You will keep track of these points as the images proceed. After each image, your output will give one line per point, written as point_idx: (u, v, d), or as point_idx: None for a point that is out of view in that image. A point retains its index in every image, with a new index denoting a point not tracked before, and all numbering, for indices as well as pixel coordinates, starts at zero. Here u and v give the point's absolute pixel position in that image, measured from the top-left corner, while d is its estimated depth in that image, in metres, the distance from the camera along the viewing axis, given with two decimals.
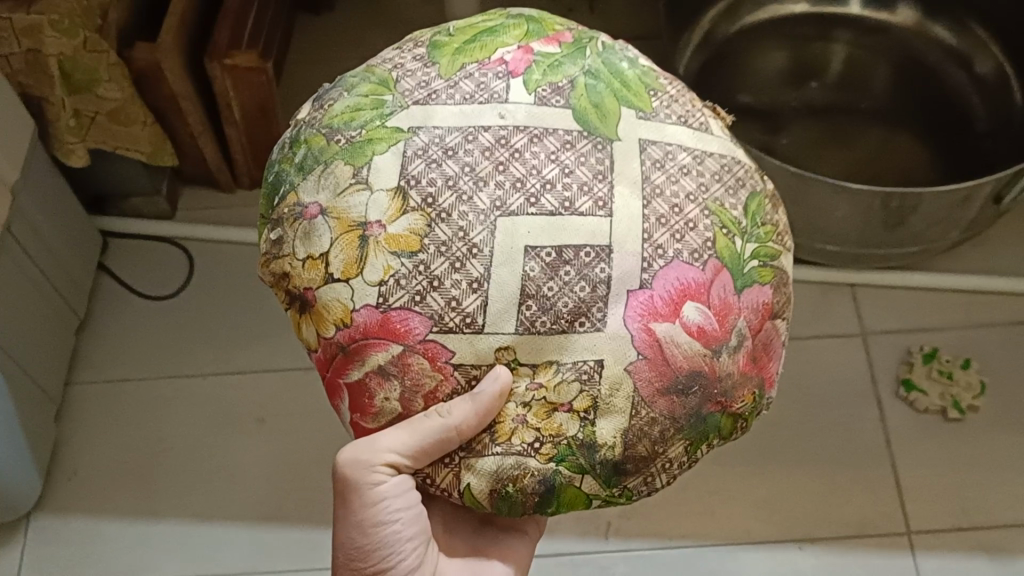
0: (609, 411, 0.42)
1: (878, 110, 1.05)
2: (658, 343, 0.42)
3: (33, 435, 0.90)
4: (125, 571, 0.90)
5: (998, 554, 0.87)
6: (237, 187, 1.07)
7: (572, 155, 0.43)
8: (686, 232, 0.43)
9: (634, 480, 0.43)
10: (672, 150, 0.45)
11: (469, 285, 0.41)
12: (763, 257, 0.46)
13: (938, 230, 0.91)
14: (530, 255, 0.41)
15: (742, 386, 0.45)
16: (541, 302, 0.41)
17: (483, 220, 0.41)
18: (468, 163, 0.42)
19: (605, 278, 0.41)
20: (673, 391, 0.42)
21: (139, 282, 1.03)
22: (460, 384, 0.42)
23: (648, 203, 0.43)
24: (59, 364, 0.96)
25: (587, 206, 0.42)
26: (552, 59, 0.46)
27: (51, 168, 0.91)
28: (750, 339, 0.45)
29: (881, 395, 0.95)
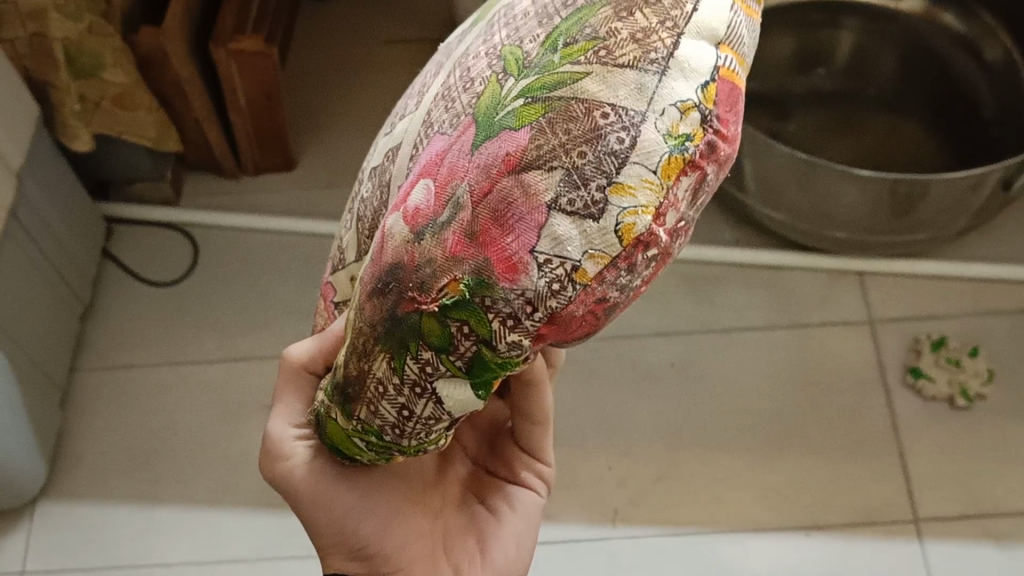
0: (349, 327, 0.33)
1: (885, 97, 1.05)
2: (384, 232, 0.30)
3: (38, 421, 0.89)
4: (130, 557, 0.90)
5: (1005, 543, 0.87)
6: (241, 173, 1.07)
7: (440, 60, 0.37)
8: (458, 93, 0.30)
9: (366, 410, 0.32)
10: (515, 4, 0.31)
11: (352, 224, 0.42)
12: (536, 89, 0.26)
13: (947, 217, 0.90)
14: (375, 177, 0.39)
15: (448, 275, 0.27)
16: (368, 224, 0.39)
17: (372, 162, 0.41)
18: (397, 109, 0.41)
19: (395, 182, 0.36)
20: (376, 293, 0.30)
21: (142, 268, 1.03)
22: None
23: (453, 75, 0.32)
24: (64, 350, 0.96)
25: (414, 109, 0.36)
26: None
27: (55, 153, 0.91)
28: (478, 210, 0.26)
29: (889, 383, 0.95)
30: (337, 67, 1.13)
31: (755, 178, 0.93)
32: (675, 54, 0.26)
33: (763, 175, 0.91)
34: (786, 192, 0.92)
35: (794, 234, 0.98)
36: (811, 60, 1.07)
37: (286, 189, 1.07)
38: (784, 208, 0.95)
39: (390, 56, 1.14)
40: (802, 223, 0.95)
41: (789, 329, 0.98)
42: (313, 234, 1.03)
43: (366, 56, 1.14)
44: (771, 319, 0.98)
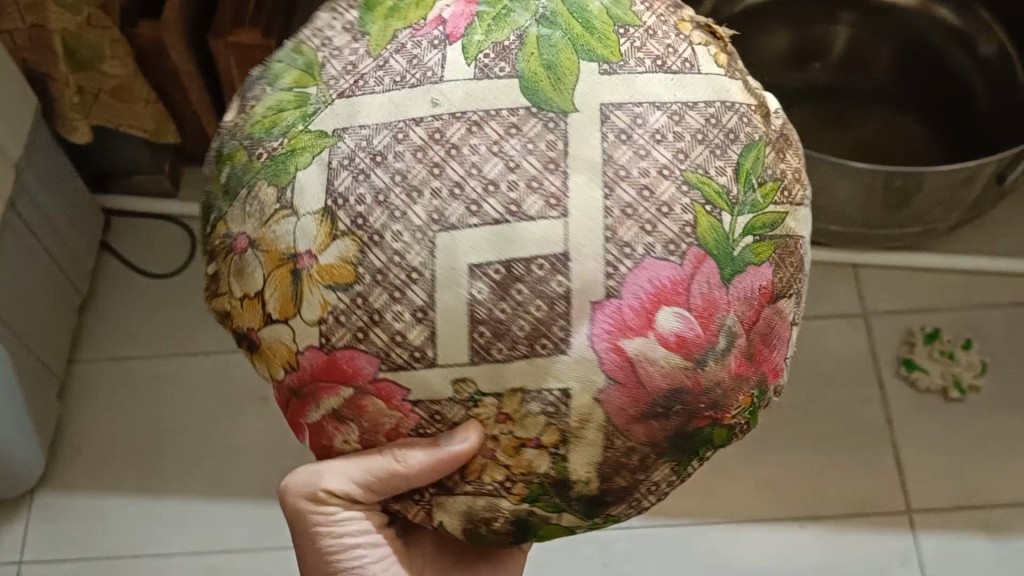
0: (579, 443, 0.41)
1: (880, 92, 1.06)
2: (629, 361, 0.41)
3: (38, 411, 0.90)
4: (128, 547, 0.90)
5: (998, 534, 0.88)
6: None
7: (516, 142, 0.42)
8: (657, 221, 0.41)
9: (618, 507, 0.44)
10: (641, 113, 0.43)
11: (413, 314, 0.41)
12: (760, 231, 0.43)
13: (941, 210, 0.91)
14: (475, 275, 0.40)
15: (735, 391, 0.43)
16: (494, 326, 0.40)
17: (419, 238, 0.41)
18: (400, 170, 0.42)
19: (562, 292, 0.40)
20: (651, 414, 0.42)
21: (141, 260, 1.03)
22: (421, 419, 0.42)
23: (610, 192, 0.41)
24: (63, 341, 0.96)
25: (535, 208, 0.41)
26: (497, 10, 0.45)
27: (55, 145, 0.91)
28: (744, 336, 0.43)
29: (883, 375, 0.95)
30: None
31: None
32: (802, 205, 0.46)
33: None
34: None
35: None
36: (806, 55, 1.08)
37: None
38: None
39: None
40: None
41: None
42: None
43: None
44: None
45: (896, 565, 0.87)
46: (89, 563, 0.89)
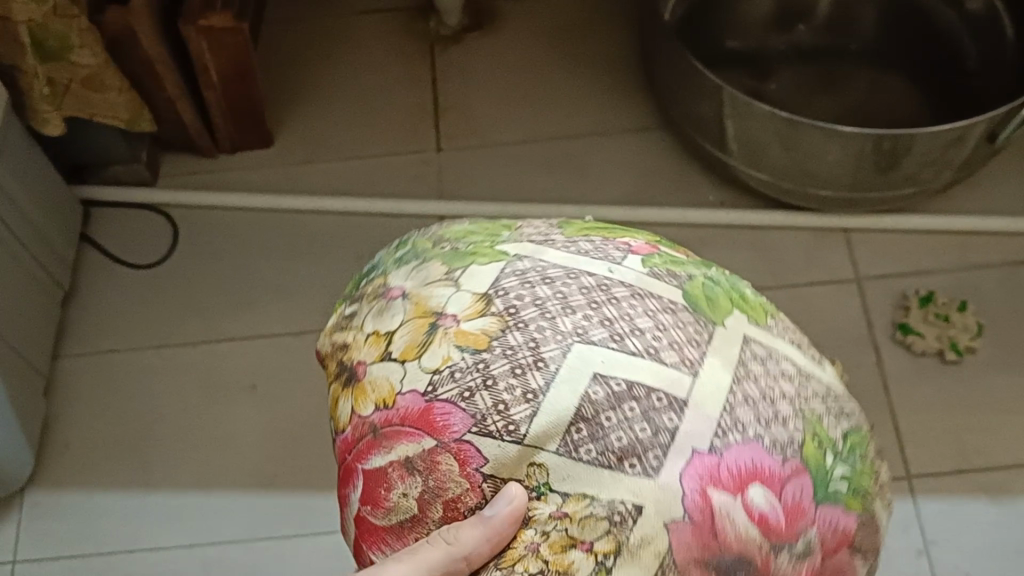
0: (630, 561, 0.39)
1: (865, 53, 1.04)
2: (710, 510, 0.40)
3: (23, 408, 0.89)
4: (121, 541, 0.89)
5: (998, 496, 0.87)
6: (218, 152, 1.05)
7: (669, 317, 0.44)
8: (526, 368, 0.41)
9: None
10: (770, 350, 0.45)
11: (524, 394, 0.41)
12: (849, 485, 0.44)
13: (932, 171, 0.90)
14: (596, 380, 0.41)
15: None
16: (594, 429, 0.40)
17: (560, 341, 0.42)
18: (580, 326, 0.42)
19: (671, 425, 0.41)
20: (711, 565, 0.40)
21: (122, 251, 1.02)
22: (485, 499, 0.41)
23: (736, 381, 0.43)
24: (46, 336, 0.95)
25: (670, 358, 0.42)
26: (675, 258, 0.48)
27: (28, 138, 0.90)
28: (815, 555, 0.42)
29: (877, 340, 0.94)
30: (313, 40, 1.12)
31: (738, 139, 0.92)
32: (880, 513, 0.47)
33: (745, 135, 0.91)
34: (769, 151, 0.91)
35: (779, 194, 0.97)
36: (792, 16, 1.06)
37: (264, 165, 1.05)
38: (768, 168, 0.93)
39: (364, 26, 1.13)
40: (786, 182, 0.94)
41: (778, 290, 0.97)
42: (296, 209, 1.02)
43: (342, 27, 1.13)
44: (757, 280, 0.97)
45: (896, 532, 0.86)
46: (83, 560, 0.89)
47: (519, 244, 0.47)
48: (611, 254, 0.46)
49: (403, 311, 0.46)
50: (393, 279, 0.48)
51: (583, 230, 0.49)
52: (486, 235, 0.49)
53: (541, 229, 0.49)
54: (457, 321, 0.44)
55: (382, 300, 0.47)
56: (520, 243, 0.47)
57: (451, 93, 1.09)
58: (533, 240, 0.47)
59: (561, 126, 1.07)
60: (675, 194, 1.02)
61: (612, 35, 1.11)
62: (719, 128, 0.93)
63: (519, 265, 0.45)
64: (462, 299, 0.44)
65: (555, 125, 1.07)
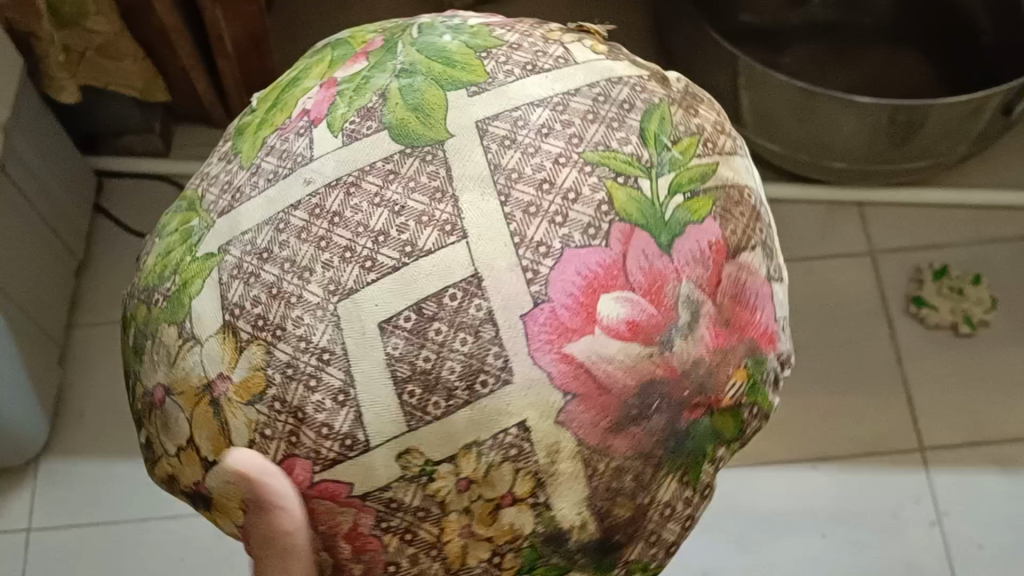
0: (557, 485, 0.37)
1: (879, 29, 1.04)
2: (582, 368, 0.37)
3: (38, 377, 0.89)
4: (136, 510, 0.90)
5: (1010, 467, 0.87)
6: (231, 122, 1.05)
7: (398, 185, 0.39)
8: (319, 373, 0.36)
9: (632, 550, 0.39)
10: (521, 113, 0.40)
11: (334, 399, 0.36)
12: (688, 187, 0.41)
13: (949, 143, 0.89)
14: (387, 332, 0.36)
15: (721, 372, 0.40)
16: (430, 376, 0.36)
17: (322, 317, 0.37)
18: (330, 278, 0.37)
19: (484, 313, 0.36)
20: (626, 424, 0.37)
21: (136, 222, 1.02)
22: (378, 512, 0.36)
23: (506, 198, 0.38)
24: (61, 306, 0.95)
25: (434, 237, 0.37)
26: (357, 79, 0.43)
27: (43, 107, 0.90)
28: (707, 299, 0.40)
29: (892, 313, 0.94)
30: (325, 13, 1.11)
31: (753, 111, 0.92)
32: (734, 154, 0.45)
33: (760, 107, 0.90)
34: (784, 123, 0.91)
35: (794, 166, 0.97)
36: None
37: None
38: (783, 140, 0.93)
39: None
40: (801, 154, 0.94)
41: (791, 263, 0.97)
42: None
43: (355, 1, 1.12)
44: None
45: (909, 503, 0.86)
46: (100, 527, 0.89)
47: (216, 229, 0.41)
48: (298, 149, 0.41)
49: (177, 409, 0.40)
50: (145, 379, 0.42)
51: (260, 121, 0.44)
52: (181, 242, 0.42)
53: (224, 170, 0.44)
54: (227, 382, 0.38)
55: (155, 412, 0.41)
56: (210, 233, 0.41)
57: None
58: (222, 210, 0.42)
59: None
60: None
61: (627, 11, 1.11)
62: (734, 100, 0.92)
63: (234, 261, 0.39)
64: (211, 352, 0.39)
65: None
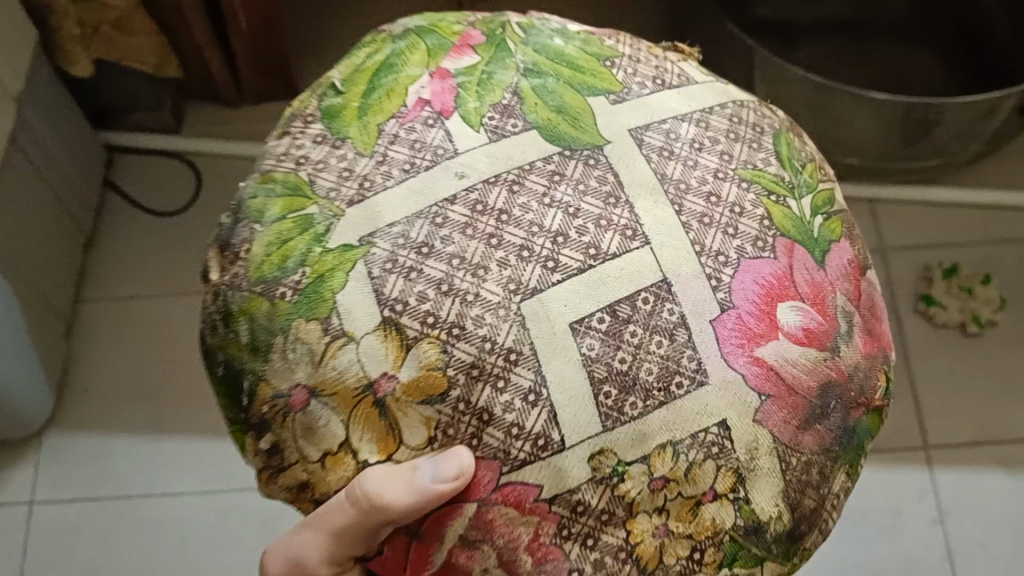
0: (756, 478, 0.39)
1: (895, 29, 1.04)
2: (772, 370, 0.40)
3: (44, 350, 0.89)
4: (138, 487, 0.90)
5: (1013, 468, 0.87)
6: (241, 102, 1.05)
7: (568, 189, 0.41)
8: (506, 374, 0.37)
9: (811, 537, 0.41)
10: (672, 126, 0.44)
11: (524, 399, 0.37)
12: (823, 209, 0.46)
13: (961, 143, 0.89)
14: (579, 334, 0.38)
15: (872, 375, 0.43)
16: (620, 377, 0.38)
17: (507, 317, 0.38)
18: (509, 276, 0.38)
19: (678, 315, 0.39)
20: (810, 419, 0.41)
21: (145, 199, 1.02)
22: (564, 518, 0.37)
23: (681, 207, 0.41)
24: (67, 280, 0.95)
25: (614, 244, 0.39)
26: (477, 73, 0.45)
27: (55, 79, 0.89)
28: (857, 312, 0.44)
29: (900, 310, 0.94)
30: None
31: None
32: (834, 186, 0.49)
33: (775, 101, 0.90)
34: (798, 118, 0.90)
35: None
36: None
37: None
38: None
39: None
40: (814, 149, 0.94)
41: None
42: None
43: None
44: None
45: (912, 501, 0.86)
46: (102, 503, 0.89)
47: (346, 222, 0.41)
48: (433, 141, 0.42)
49: (328, 411, 0.39)
50: (276, 380, 0.40)
51: (360, 105, 0.45)
52: (298, 231, 0.41)
53: (320, 151, 0.43)
54: (394, 377, 0.38)
55: (295, 416, 0.40)
56: (343, 225, 0.41)
57: None
58: (349, 202, 0.41)
59: None
60: None
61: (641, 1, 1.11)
62: None
63: (382, 258, 0.39)
64: (370, 349, 0.39)
65: None
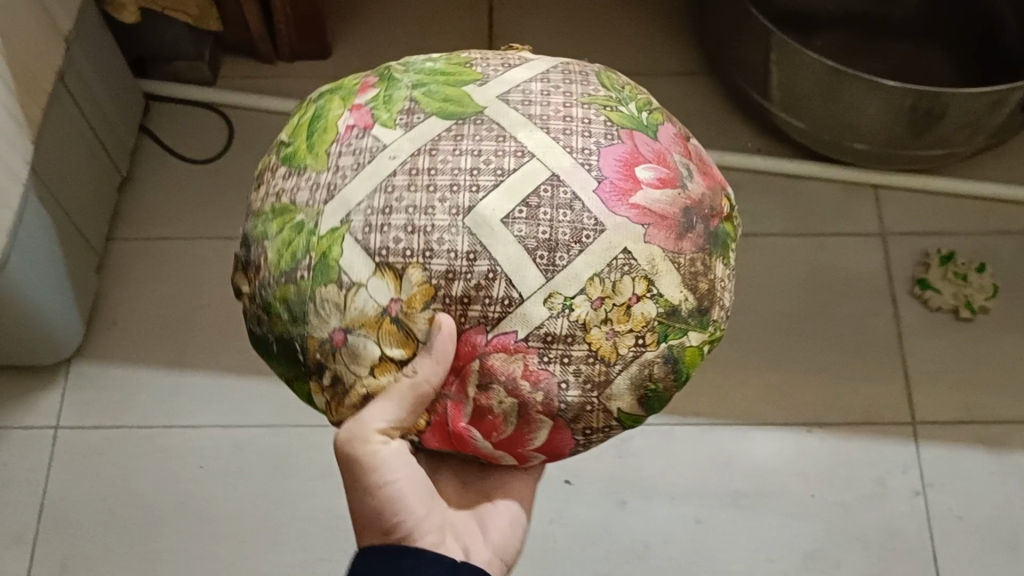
0: (662, 274, 0.42)
1: (911, 21, 1.07)
2: (646, 210, 0.42)
3: (77, 281, 0.93)
4: (159, 417, 0.94)
5: (995, 448, 0.91)
6: (277, 59, 1.09)
7: (468, 140, 0.42)
8: (472, 266, 0.40)
9: (714, 310, 0.45)
10: (524, 87, 0.44)
11: (488, 278, 0.40)
12: (645, 105, 0.47)
13: (966, 134, 0.93)
14: (510, 224, 0.40)
15: (717, 195, 0.46)
16: (550, 247, 0.40)
17: (457, 231, 0.40)
18: (451, 205, 0.40)
19: (573, 195, 0.41)
20: (685, 233, 0.43)
21: (180, 145, 1.06)
22: (540, 347, 0.40)
23: (548, 128, 0.42)
24: (103, 217, 0.99)
25: (513, 161, 0.41)
26: (381, 96, 0.45)
27: (100, 23, 0.93)
28: (691, 158, 0.46)
29: (897, 293, 0.98)
30: None
31: (781, 87, 0.96)
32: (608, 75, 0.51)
33: (789, 84, 0.94)
34: (810, 102, 0.94)
35: (815, 144, 1.01)
36: None
37: (320, 76, 1.09)
38: (807, 118, 0.97)
39: None
40: (824, 133, 0.98)
41: (803, 238, 1.01)
42: None
43: None
44: (785, 227, 1.01)
45: (896, 472, 0.90)
46: (123, 431, 0.93)
47: (327, 213, 0.42)
48: (368, 145, 0.43)
49: (363, 339, 0.41)
50: (316, 333, 0.42)
51: (308, 143, 0.45)
52: (295, 232, 0.42)
53: (289, 186, 0.44)
54: (400, 298, 0.40)
55: (340, 352, 0.41)
56: (325, 217, 0.42)
57: (506, 23, 1.12)
58: (325, 200, 0.42)
59: (608, 64, 1.10)
60: (713, 136, 1.06)
61: None
62: (764, 74, 0.96)
63: (360, 227, 0.41)
64: (376, 284, 0.40)
65: (602, 62, 1.10)
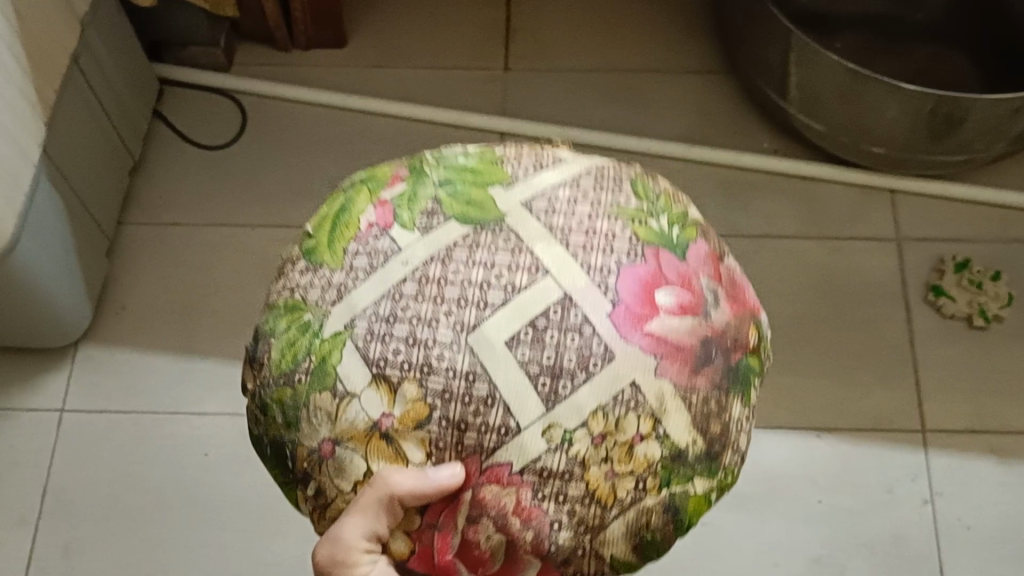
0: (668, 416, 0.48)
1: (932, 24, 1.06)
2: (660, 338, 0.48)
3: (87, 263, 0.93)
4: (165, 403, 0.94)
5: (1005, 457, 0.90)
6: (292, 46, 1.09)
7: (483, 253, 0.50)
8: (471, 385, 0.47)
9: (727, 456, 0.50)
10: (550, 196, 0.52)
11: (484, 403, 0.46)
12: (677, 220, 0.54)
13: (986, 141, 0.92)
14: (513, 346, 0.47)
15: (744, 325, 0.52)
16: (550, 368, 0.47)
17: (462, 347, 0.47)
18: (455, 321, 0.48)
19: (581, 319, 0.48)
20: (699, 366, 0.49)
21: (192, 132, 1.06)
22: (538, 486, 0.46)
23: (568, 245, 0.50)
24: (114, 201, 0.99)
25: (525, 280, 0.49)
26: (406, 194, 0.53)
27: (116, 6, 0.93)
28: (720, 286, 0.52)
29: (910, 300, 0.97)
30: None
31: (799, 88, 0.95)
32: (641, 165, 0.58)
33: (807, 85, 0.93)
34: (829, 104, 0.93)
35: (834, 146, 1.00)
36: None
37: (336, 64, 1.08)
38: (824, 120, 0.96)
39: None
40: (842, 136, 0.97)
41: (817, 241, 1.00)
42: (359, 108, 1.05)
43: None
44: (800, 229, 1.00)
45: (905, 479, 0.89)
46: (129, 415, 0.93)
47: (333, 317, 0.50)
48: (384, 247, 0.51)
49: (350, 453, 0.48)
50: (305, 441, 0.49)
51: (328, 238, 0.53)
52: (300, 334, 0.50)
53: (304, 280, 0.52)
54: (389, 415, 0.47)
55: (325, 463, 0.48)
56: (331, 319, 0.50)
57: (523, 17, 1.11)
58: (333, 301, 0.50)
59: (625, 60, 1.09)
60: (729, 135, 1.05)
61: None
62: (783, 75, 0.95)
63: (362, 334, 0.49)
64: (370, 399, 0.48)
65: (618, 58, 1.10)
